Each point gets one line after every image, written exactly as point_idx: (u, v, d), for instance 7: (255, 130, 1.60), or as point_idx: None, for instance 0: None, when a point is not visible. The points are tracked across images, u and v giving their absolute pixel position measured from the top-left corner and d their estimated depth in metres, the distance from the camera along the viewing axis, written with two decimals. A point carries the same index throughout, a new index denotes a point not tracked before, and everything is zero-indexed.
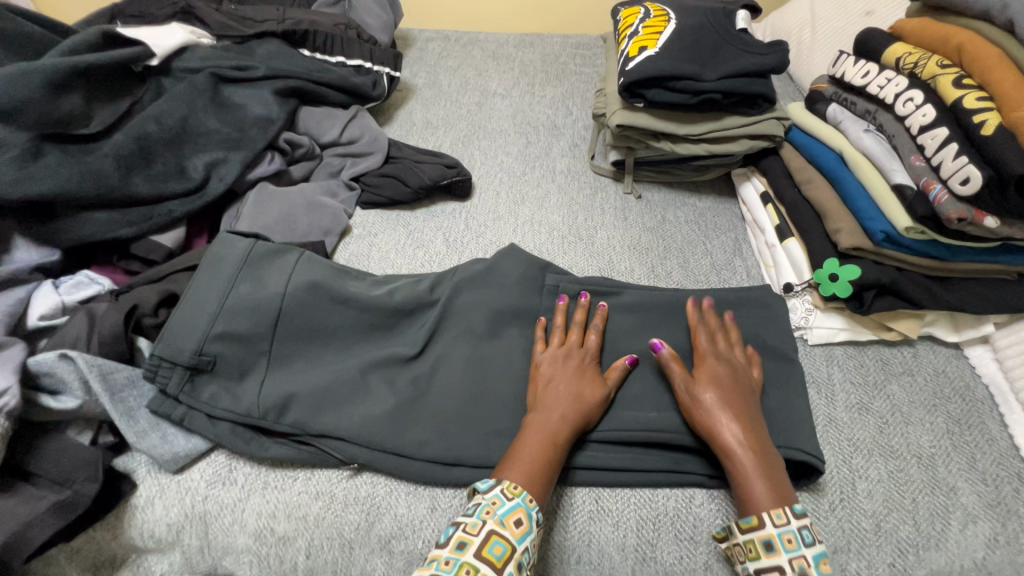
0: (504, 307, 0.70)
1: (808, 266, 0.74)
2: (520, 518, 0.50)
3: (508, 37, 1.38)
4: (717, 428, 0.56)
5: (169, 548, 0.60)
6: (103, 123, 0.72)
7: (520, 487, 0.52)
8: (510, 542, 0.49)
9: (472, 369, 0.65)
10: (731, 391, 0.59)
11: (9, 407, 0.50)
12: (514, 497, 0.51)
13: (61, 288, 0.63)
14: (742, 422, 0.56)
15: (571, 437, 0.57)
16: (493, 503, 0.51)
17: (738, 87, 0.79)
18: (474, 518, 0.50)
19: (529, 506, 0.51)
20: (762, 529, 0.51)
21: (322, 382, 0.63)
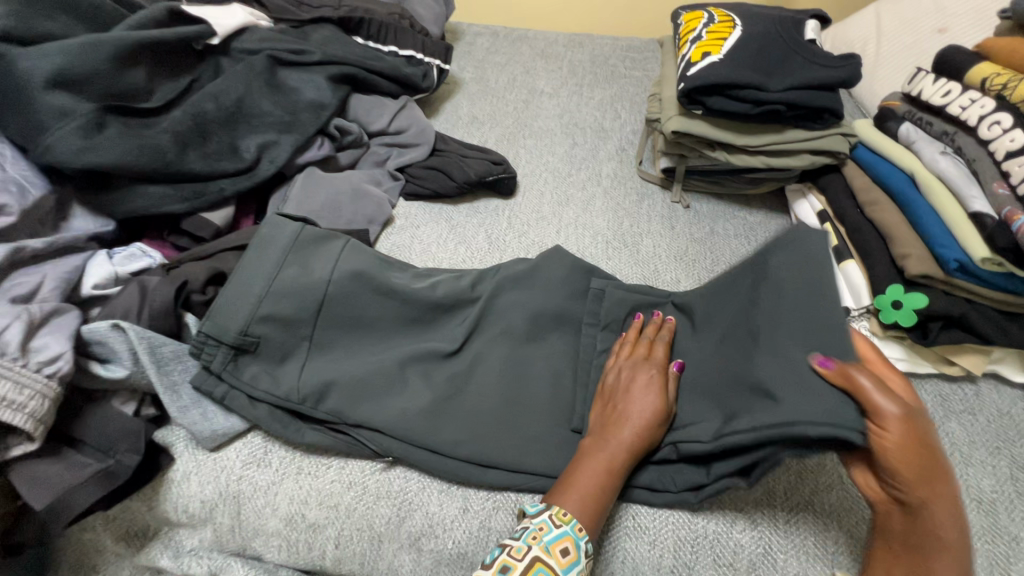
0: (547, 309, 0.68)
1: (869, 291, 0.70)
2: (567, 547, 0.49)
3: (558, 36, 1.36)
4: (939, 491, 0.45)
5: (200, 525, 0.60)
6: (164, 99, 0.72)
7: (570, 515, 0.50)
8: (554, 571, 0.48)
9: (510, 370, 0.64)
10: (911, 433, 0.45)
11: (63, 372, 0.50)
12: (561, 526, 0.50)
13: (114, 259, 0.63)
14: (921, 481, 0.45)
15: (629, 463, 0.54)
16: (539, 529, 0.50)
17: (804, 99, 0.76)
18: (520, 542, 0.50)
19: (577, 536, 0.50)
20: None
21: (362, 372, 0.62)
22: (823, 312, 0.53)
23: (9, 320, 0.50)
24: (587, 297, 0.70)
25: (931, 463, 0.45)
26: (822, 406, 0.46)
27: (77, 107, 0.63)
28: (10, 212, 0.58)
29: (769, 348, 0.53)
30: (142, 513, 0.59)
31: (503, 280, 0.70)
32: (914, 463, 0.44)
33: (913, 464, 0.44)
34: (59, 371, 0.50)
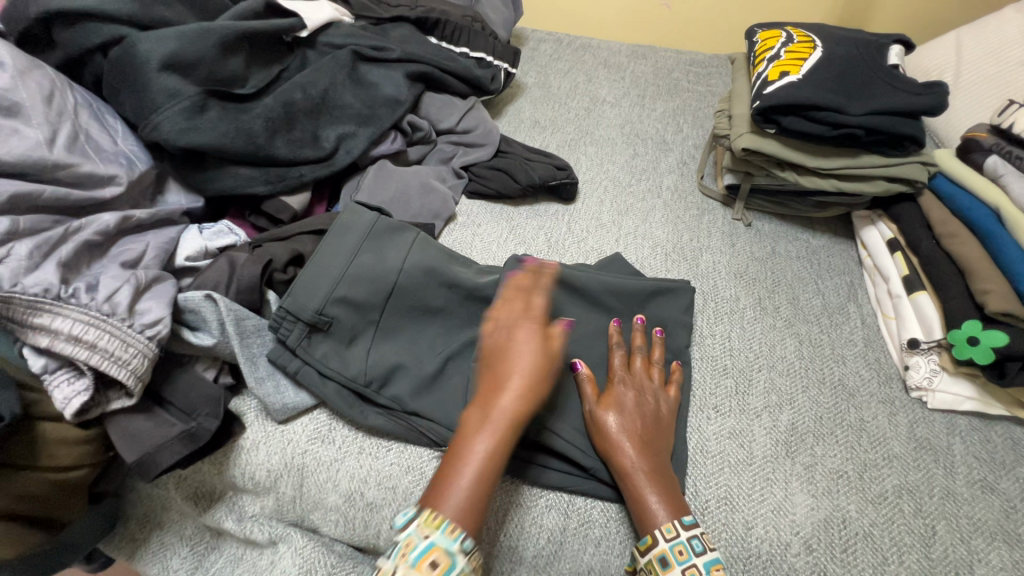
0: (581, 316, 0.69)
1: (941, 325, 0.69)
2: (435, 560, 0.46)
3: (621, 46, 1.37)
4: (617, 455, 0.56)
5: (263, 493, 0.63)
6: (257, 86, 0.76)
7: (440, 519, 0.48)
8: None
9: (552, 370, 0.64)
10: (635, 417, 0.58)
11: (161, 335, 0.53)
12: (427, 536, 0.46)
13: (204, 233, 0.67)
14: (644, 449, 0.57)
15: (512, 435, 0.52)
16: (405, 546, 0.46)
17: (885, 125, 0.74)
18: (386, 562, 0.46)
19: (448, 542, 0.46)
20: (657, 547, 0.52)
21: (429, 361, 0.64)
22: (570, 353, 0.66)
23: (119, 282, 0.53)
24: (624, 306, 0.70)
25: (602, 431, 0.58)
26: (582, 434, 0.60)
27: (184, 89, 0.67)
28: (120, 182, 0.61)
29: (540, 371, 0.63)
30: (212, 476, 0.62)
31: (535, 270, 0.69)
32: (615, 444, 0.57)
33: (601, 438, 0.58)
34: (158, 333, 0.53)
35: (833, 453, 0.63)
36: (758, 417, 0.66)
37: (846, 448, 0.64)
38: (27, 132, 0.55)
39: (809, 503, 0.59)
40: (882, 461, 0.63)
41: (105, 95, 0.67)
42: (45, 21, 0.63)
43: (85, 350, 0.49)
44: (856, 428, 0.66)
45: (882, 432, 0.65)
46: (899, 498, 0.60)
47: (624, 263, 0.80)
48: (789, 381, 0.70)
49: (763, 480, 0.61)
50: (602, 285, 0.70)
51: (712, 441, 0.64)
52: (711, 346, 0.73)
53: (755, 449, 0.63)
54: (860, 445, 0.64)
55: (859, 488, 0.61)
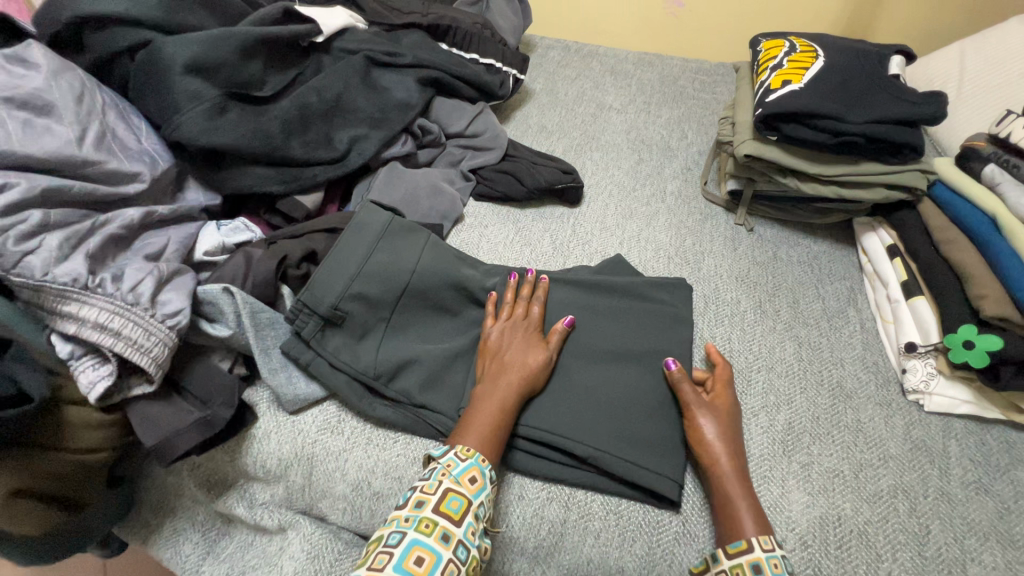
0: (577, 312, 0.71)
1: (938, 330, 0.70)
2: (474, 476, 0.54)
3: (628, 54, 1.39)
4: (719, 465, 0.58)
5: (274, 481, 0.65)
6: (274, 89, 0.79)
7: (473, 450, 0.56)
8: (465, 497, 0.53)
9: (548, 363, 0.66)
10: (733, 431, 0.61)
11: (180, 326, 0.55)
12: (467, 458, 0.55)
13: (221, 230, 0.70)
14: (740, 461, 0.59)
15: (516, 402, 0.60)
16: (448, 465, 0.54)
17: (885, 133, 0.76)
18: (431, 480, 0.53)
19: (482, 464, 0.55)
20: (750, 553, 0.52)
21: (439, 354, 0.66)
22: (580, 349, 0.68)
23: (143, 274, 0.56)
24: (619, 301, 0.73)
25: (710, 439, 0.60)
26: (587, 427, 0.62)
27: (205, 91, 0.70)
28: (144, 179, 0.63)
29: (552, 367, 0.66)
30: (224, 464, 0.65)
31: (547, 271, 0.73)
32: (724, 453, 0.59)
33: (708, 446, 0.60)
34: (178, 323, 0.55)
35: (829, 453, 0.65)
36: (755, 416, 0.67)
37: (842, 448, 0.65)
38: (59, 130, 0.57)
39: (804, 500, 0.61)
40: (878, 461, 0.64)
41: (130, 97, 0.70)
42: (76, 25, 0.66)
43: (110, 337, 0.51)
44: (853, 429, 0.67)
45: (879, 434, 0.67)
46: (894, 498, 0.61)
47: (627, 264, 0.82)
48: (788, 382, 0.71)
49: (759, 478, 0.62)
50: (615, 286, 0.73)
51: None
52: (712, 347, 0.75)
53: (752, 447, 0.64)
54: (856, 445, 0.65)
55: (854, 487, 0.62)
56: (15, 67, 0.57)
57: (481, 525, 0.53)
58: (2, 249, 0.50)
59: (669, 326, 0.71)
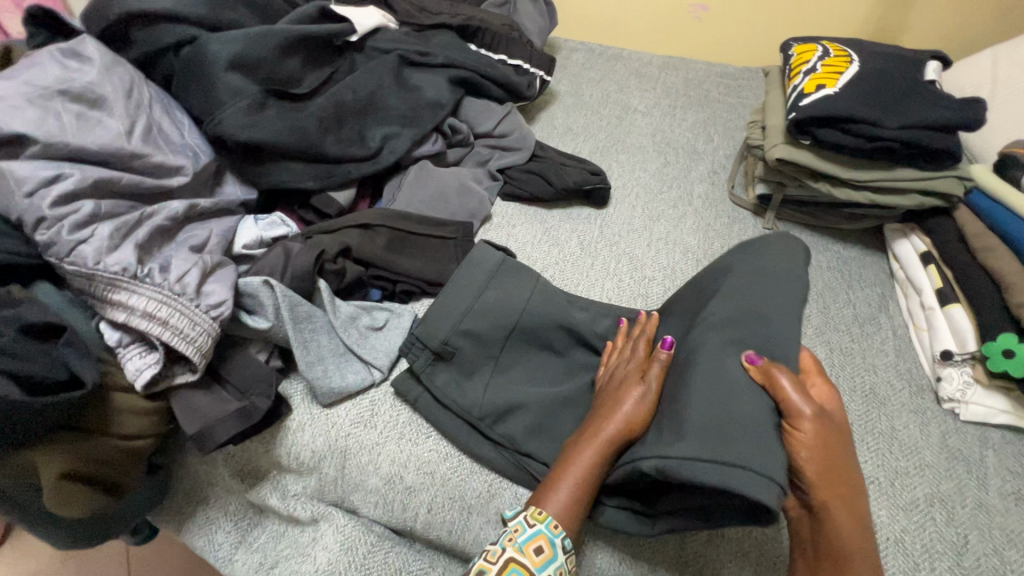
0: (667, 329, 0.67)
1: (976, 338, 0.69)
2: (540, 546, 0.51)
3: (653, 57, 1.39)
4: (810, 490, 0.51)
5: (307, 473, 0.65)
6: (310, 87, 0.80)
7: (545, 514, 0.52)
8: (527, 570, 0.50)
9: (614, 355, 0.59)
10: (835, 442, 0.51)
11: (223, 317, 0.56)
12: (534, 524, 0.51)
13: (258, 224, 0.71)
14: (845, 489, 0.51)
15: (606, 459, 0.54)
16: (514, 531, 0.51)
17: (921, 139, 0.76)
18: (496, 546, 0.51)
19: (551, 533, 0.51)
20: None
21: (538, 396, 0.65)
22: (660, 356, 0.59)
23: (188, 265, 0.57)
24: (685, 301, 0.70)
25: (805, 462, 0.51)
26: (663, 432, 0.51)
27: (246, 88, 0.71)
28: (186, 172, 0.64)
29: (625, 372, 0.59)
30: (259, 454, 0.65)
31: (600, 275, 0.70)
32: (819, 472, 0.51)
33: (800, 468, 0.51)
34: (221, 314, 0.56)
35: (864, 459, 0.64)
36: None
37: (877, 456, 0.64)
38: (110, 124, 0.59)
39: None
40: (913, 469, 0.63)
41: (174, 92, 0.72)
42: (124, 21, 0.67)
43: (158, 326, 0.52)
44: (887, 435, 0.66)
45: (913, 441, 0.66)
46: (930, 506, 0.60)
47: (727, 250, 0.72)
48: None
49: None
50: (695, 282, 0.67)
51: None
52: None
53: None
54: (891, 453, 0.65)
55: (890, 494, 0.61)
56: (69, 62, 0.59)
57: None
58: (57, 238, 0.51)
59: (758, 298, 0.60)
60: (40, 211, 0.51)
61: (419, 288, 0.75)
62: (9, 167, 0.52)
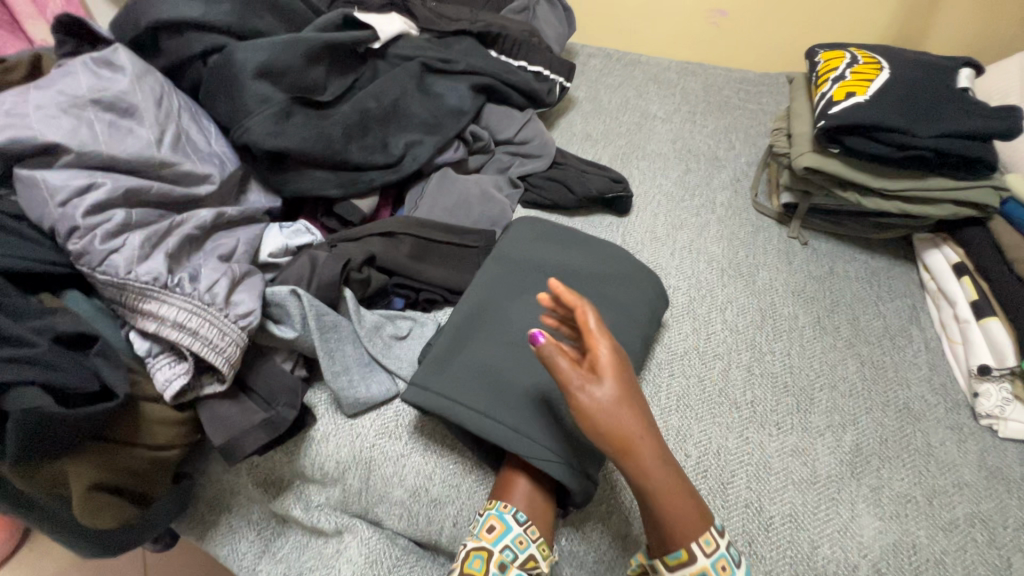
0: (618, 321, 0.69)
1: (1015, 353, 0.67)
2: (492, 524, 0.54)
3: (671, 63, 1.38)
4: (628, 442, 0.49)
5: (330, 483, 0.65)
6: (335, 94, 0.80)
7: (494, 501, 0.56)
8: (484, 548, 0.52)
9: (510, 354, 0.63)
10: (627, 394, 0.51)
11: (251, 327, 0.56)
12: (485, 511, 0.55)
13: (284, 232, 0.70)
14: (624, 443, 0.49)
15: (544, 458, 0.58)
16: (472, 526, 0.55)
17: (956, 148, 0.74)
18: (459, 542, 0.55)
19: (500, 512, 0.54)
20: (695, 564, 0.48)
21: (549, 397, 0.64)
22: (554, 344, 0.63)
23: (217, 274, 0.57)
24: (614, 289, 0.72)
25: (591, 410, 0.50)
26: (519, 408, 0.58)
27: (273, 96, 0.71)
28: (214, 181, 0.64)
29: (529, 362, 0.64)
30: (283, 464, 0.65)
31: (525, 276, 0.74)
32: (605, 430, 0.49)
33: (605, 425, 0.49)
34: (249, 324, 0.56)
35: (900, 477, 0.62)
36: (821, 435, 0.66)
37: (913, 473, 0.63)
38: (141, 132, 0.59)
39: (877, 526, 0.58)
40: (952, 488, 0.62)
41: (200, 100, 0.72)
42: (153, 30, 0.68)
43: (187, 336, 0.52)
44: (924, 452, 0.65)
45: (951, 459, 0.64)
46: (971, 527, 0.59)
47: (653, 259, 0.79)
48: (852, 402, 0.69)
49: (828, 500, 0.60)
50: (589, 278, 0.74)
51: (775, 458, 0.63)
52: (771, 362, 0.73)
53: (819, 468, 0.63)
54: (928, 470, 0.63)
55: (928, 513, 0.60)
56: (101, 71, 0.59)
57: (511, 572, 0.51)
58: (90, 247, 0.51)
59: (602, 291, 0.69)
60: (73, 220, 0.51)
61: (442, 296, 0.74)
62: (43, 177, 0.52)
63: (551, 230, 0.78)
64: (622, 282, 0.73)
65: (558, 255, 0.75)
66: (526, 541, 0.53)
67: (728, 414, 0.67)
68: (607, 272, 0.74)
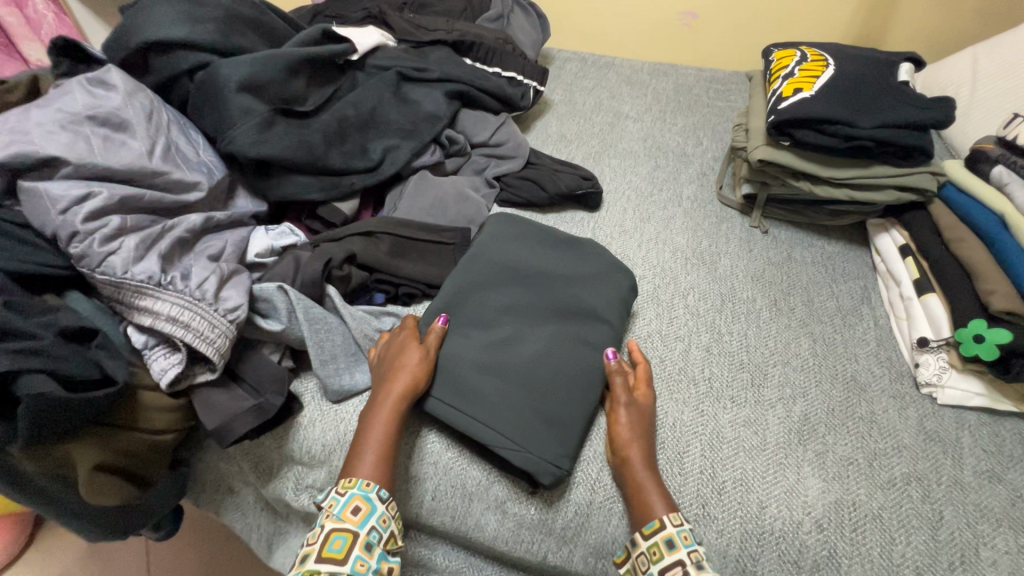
0: (568, 315, 0.74)
1: (949, 324, 0.73)
2: (356, 506, 0.57)
3: (644, 65, 1.44)
4: (636, 449, 0.62)
5: (317, 466, 0.69)
6: (315, 104, 0.85)
7: (355, 481, 0.58)
8: (348, 532, 0.55)
9: (471, 349, 0.69)
10: (650, 427, 0.66)
11: (238, 321, 0.61)
12: (346, 492, 0.57)
13: (269, 233, 0.75)
14: (639, 446, 0.63)
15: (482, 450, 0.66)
16: (330, 505, 0.57)
17: (894, 137, 0.79)
18: (315, 529, 0.56)
19: (365, 492, 0.57)
20: (662, 530, 0.56)
21: (517, 367, 0.69)
22: (517, 344, 0.71)
23: (208, 273, 0.62)
24: (576, 282, 0.77)
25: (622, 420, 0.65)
26: (495, 411, 0.65)
27: (256, 108, 0.76)
28: (202, 188, 0.69)
29: (488, 351, 0.69)
30: (272, 450, 0.69)
31: (481, 259, 0.77)
32: (626, 434, 0.64)
33: (625, 430, 0.64)
34: (237, 317, 0.61)
35: (844, 442, 0.67)
36: (772, 407, 0.71)
37: (856, 438, 0.68)
38: (133, 145, 0.64)
39: (821, 486, 0.64)
40: (891, 450, 0.67)
41: (188, 114, 0.77)
42: (143, 50, 0.73)
43: (180, 329, 0.57)
44: (867, 420, 0.70)
45: (892, 425, 0.69)
46: (907, 484, 0.64)
47: (608, 252, 0.82)
48: (803, 376, 0.74)
49: (776, 464, 0.65)
50: (554, 270, 0.78)
51: (728, 428, 0.69)
52: (729, 343, 0.78)
53: (769, 436, 0.68)
54: (870, 436, 0.68)
55: (868, 474, 0.65)
56: (95, 90, 0.64)
57: (378, 545, 0.56)
58: (89, 250, 0.56)
59: (570, 290, 0.76)
60: (74, 226, 0.56)
61: (421, 291, 0.80)
62: (45, 187, 0.57)
63: (526, 231, 0.82)
64: (584, 277, 0.78)
65: (530, 256, 0.79)
66: (389, 518, 0.58)
67: (686, 389, 0.72)
68: (568, 267, 0.79)
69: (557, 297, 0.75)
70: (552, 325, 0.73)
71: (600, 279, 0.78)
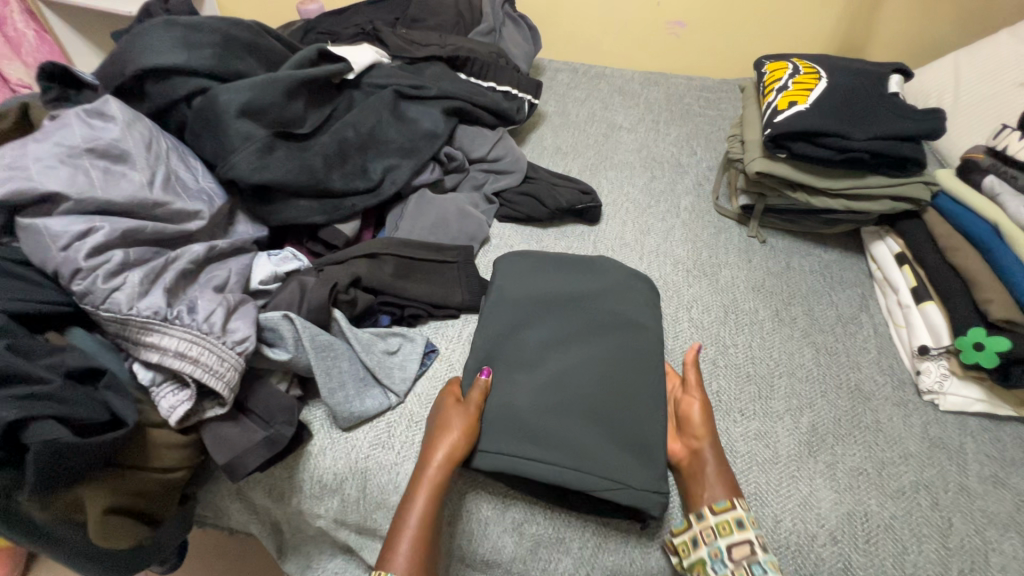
0: (602, 334, 0.74)
1: (948, 332, 0.75)
2: None
3: (634, 75, 1.45)
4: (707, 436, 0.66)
5: (329, 495, 0.68)
6: (314, 126, 0.84)
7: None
8: None
9: (510, 384, 0.69)
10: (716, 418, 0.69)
11: (247, 353, 0.60)
12: None
13: (272, 259, 0.75)
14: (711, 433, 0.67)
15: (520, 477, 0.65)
16: None
17: (888, 148, 0.81)
18: None
19: None
20: (734, 510, 0.60)
21: (553, 393, 0.68)
22: (552, 369, 0.70)
23: (214, 305, 0.61)
24: (604, 296, 0.78)
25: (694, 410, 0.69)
26: (537, 442, 0.64)
27: (255, 133, 0.75)
28: (203, 216, 0.68)
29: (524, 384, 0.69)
30: (282, 480, 0.68)
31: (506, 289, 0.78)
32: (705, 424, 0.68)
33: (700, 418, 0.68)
34: (246, 349, 0.60)
35: (852, 452, 0.69)
36: (780, 419, 0.72)
37: (864, 448, 0.69)
38: (133, 176, 0.62)
39: (833, 498, 0.64)
40: (899, 459, 0.68)
41: (185, 140, 0.76)
42: (138, 77, 0.72)
43: (189, 364, 0.56)
44: (873, 428, 0.71)
45: (897, 432, 0.71)
46: (916, 492, 0.65)
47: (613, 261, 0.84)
48: (808, 387, 0.75)
49: (790, 477, 0.66)
50: (572, 288, 0.78)
51: (739, 442, 0.69)
52: (736, 355, 0.79)
53: (780, 449, 0.69)
54: (877, 444, 0.69)
55: (878, 484, 0.66)
56: (93, 120, 0.63)
57: None
58: (93, 286, 0.55)
59: (601, 308, 0.77)
60: (76, 262, 0.55)
61: (426, 311, 0.79)
62: (45, 223, 0.55)
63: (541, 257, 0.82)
64: (602, 291, 0.78)
65: (550, 278, 0.80)
66: None
67: None
68: (586, 283, 0.79)
69: (588, 317, 0.76)
70: (585, 345, 0.73)
71: (624, 292, 0.79)
